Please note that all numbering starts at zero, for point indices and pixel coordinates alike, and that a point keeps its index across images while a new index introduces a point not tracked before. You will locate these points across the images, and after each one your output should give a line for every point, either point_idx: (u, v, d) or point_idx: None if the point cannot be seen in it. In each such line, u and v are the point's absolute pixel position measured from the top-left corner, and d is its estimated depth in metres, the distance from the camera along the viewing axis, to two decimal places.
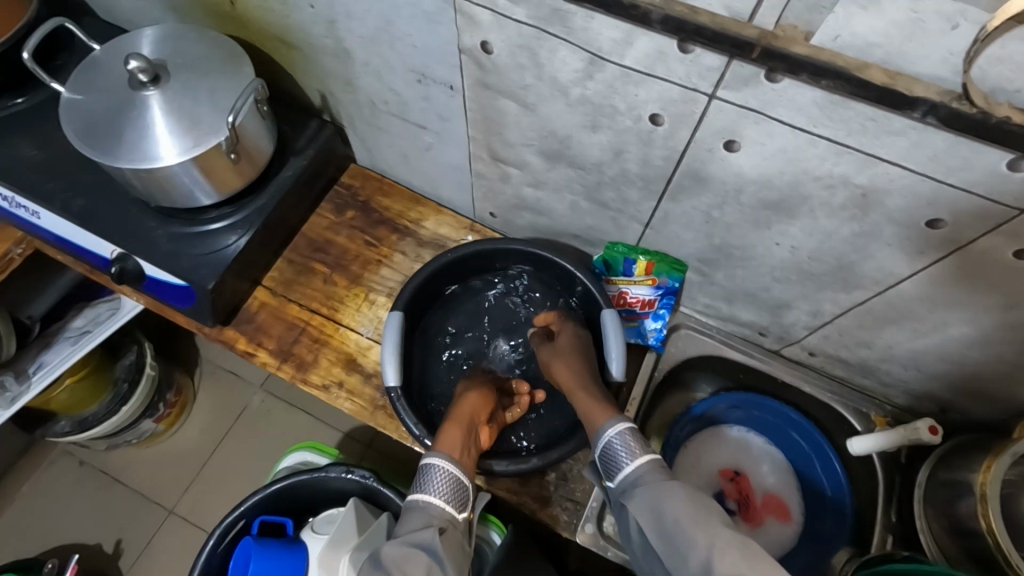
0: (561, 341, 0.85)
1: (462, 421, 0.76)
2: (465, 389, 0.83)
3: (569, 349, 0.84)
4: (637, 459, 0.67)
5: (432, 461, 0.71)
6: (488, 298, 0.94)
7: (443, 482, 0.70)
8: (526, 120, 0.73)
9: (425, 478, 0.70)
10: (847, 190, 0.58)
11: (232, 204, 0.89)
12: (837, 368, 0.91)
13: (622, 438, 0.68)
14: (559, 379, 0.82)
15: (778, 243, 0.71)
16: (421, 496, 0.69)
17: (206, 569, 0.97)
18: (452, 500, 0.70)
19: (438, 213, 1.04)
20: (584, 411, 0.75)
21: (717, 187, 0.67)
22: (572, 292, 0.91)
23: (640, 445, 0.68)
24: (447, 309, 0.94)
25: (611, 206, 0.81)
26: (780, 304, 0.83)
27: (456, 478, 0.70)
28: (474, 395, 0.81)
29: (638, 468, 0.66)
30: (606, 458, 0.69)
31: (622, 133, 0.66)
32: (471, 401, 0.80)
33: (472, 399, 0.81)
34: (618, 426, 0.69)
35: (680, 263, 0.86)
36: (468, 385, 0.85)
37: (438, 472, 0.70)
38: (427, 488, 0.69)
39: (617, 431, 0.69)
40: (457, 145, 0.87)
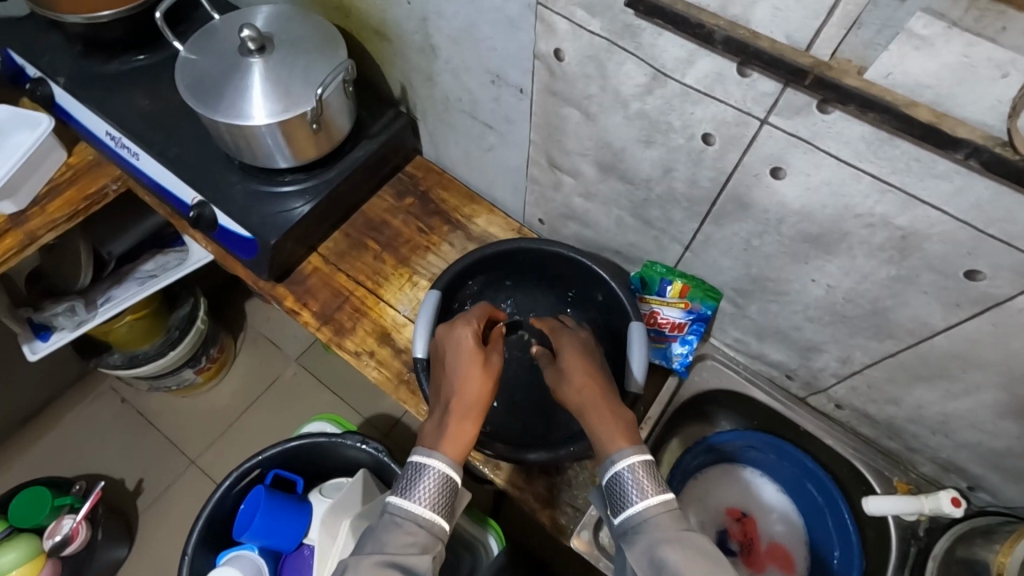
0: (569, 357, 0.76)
1: (471, 415, 0.68)
2: (466, 364, 0.71)
3: (580, 364, 0.74)
4: (648, 498, 0.60)
5: (431, 460, 0.64)
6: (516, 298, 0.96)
7: (433, 489, 0.63)
8: (586, 129, 0.77)
9: (413, 485, 0.64)
10: (888, 231, 0.59)
11: (305, 172, 0.98)
12: (863, 422, 0.89)
13: (634, 474, 0.62)
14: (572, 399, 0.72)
15: (814, 280, 0.71)
16: (406, 507, 0.62)
17: (217, 509, 1.00)
18: (446, 506, 0.64)
19: (489, 212, 1.09)
20: (591, 427, 0.68)
21: (759, 214, 0.68)
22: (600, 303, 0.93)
23: (653, 485, 0.61)
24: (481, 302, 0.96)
25: (654, 224, 0.84)
26: (811, 346, 0.83)
27: (447, 481, 0.64)
28: (475, 379, 0.69)
29: (646, 511, 0.60)
30: (612, 492, 0.63)
31: (674, 150, 0.69)
32: (475, 381, 0.70)
33: (477, 370, 0.70)
34: (631, 460, 0.62)
35: (715, 291, 0.87)
36: (461, 355, 0.71)
37: (433, 474, 0.64)
38: (413, 498, 0.63)
39: (628, 465, 0.62)
40: (518, 148, 0.92)
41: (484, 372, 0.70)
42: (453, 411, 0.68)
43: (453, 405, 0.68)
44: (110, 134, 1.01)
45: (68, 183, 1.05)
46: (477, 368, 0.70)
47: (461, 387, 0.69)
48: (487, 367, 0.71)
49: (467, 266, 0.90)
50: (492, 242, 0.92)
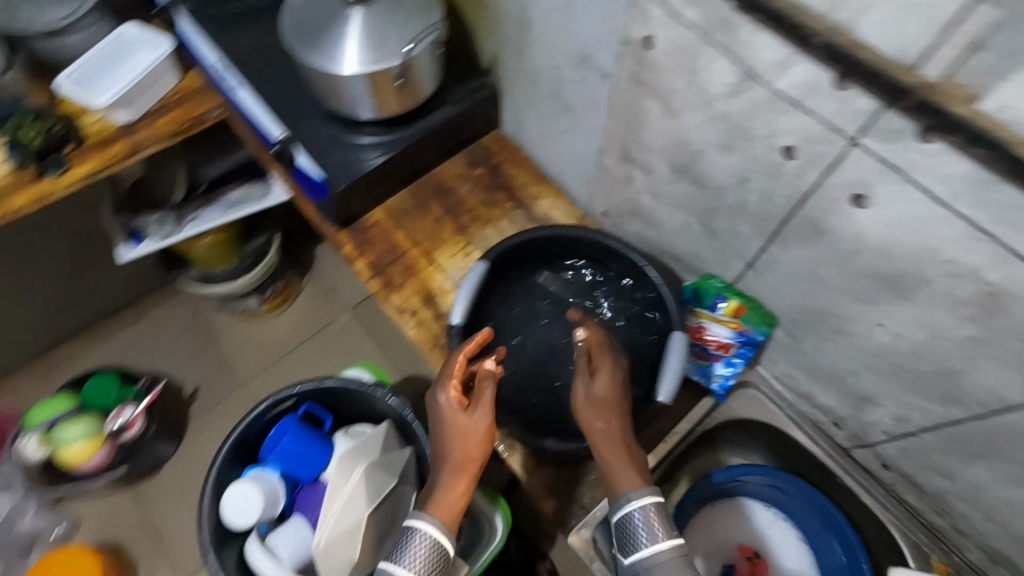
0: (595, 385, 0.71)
1: (465, 479, 0.68)
2: (455, 424, 0.69)
3: (608, 398, 0.70)
4: (658, 542, 0.61)
5: (421, 527, 0.64)
6: (559, 282, 0.93)
7: (422, 556, 0.63)
8: (664, 125, 0.74)
9: (401, 553, 0.64)
10: (974, 284, 0.53)
11: (384, 127, 1.01)
12: (908, 487, 0.82)
13: (645, 516, 0.62)
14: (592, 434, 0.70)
15: (880, 324, 0.66)
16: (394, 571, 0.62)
17: (250, 427, 1.07)
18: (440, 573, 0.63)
19: (556, 196, 1.08)
20: (610, 467, 0.67)
21: (832, 243, 0.63)
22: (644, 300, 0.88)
23: (663, 529, 0.62)
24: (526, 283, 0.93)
25: (719, 235, 0.80)
26: (865, 395, 0.77)
27: (437, 549, 0.64)
28: (468, 439, 0.69)
29: (657, 554, 0.60)
30: (622, 532, 0.63)
31: (751, 160, 0.65)
32: (467, 441, 0.69)
33: (465, 429, 0.69)
34: (644, 500, 0.63)
35: (772, 318, 0.83)
36: (449, 412, 0.70)
37: (421, 539, 0.64)
38: (401, 562, 0.62)
39: (641, 506, 0.62)
40: (593, 135, 0.90)
41: (473, 431, 0.69)
42: (447, 474, 0.68)
43: (447, 468, 0.68)
44: (216, 64, 1.07)
45: (175, 103, 1.13)
46: (463, 429, 0.69)
47: (453, 450, 0.69)
48: (475, 427, 0.69)
49: (511, 249, 0.88)
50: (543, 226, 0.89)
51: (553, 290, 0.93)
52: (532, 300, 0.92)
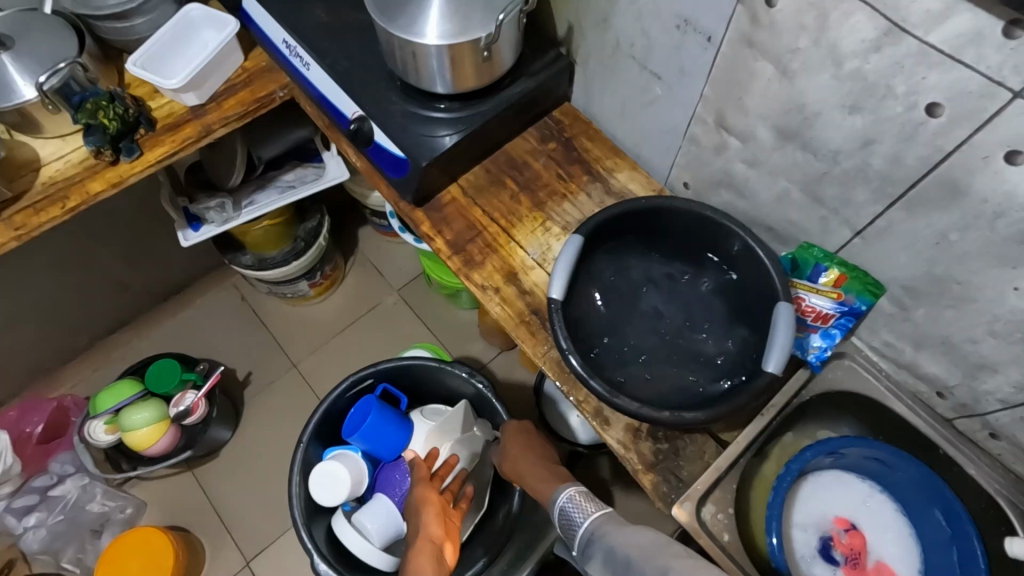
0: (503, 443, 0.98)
1: (427, 549, 0.82)
2: (416, 503, 0.92)
3: (518, 448, 0.95)
4: (590, 515, 0.75)
5: None
6: (655, 258, 0.91)
7: None
8: (776, 89, 0.72)
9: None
10: None
11: (460, 102, 0.99)
12: (1018, 456, 0.81)
13: (573, 498, 0.78)
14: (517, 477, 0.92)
15: (1016, 289, 0.64)
16: None
17: (331, 406, 1.07)
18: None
19: (632, 169, 1.05)
20: (539, 493, 0.85)
21: (971, 204, 0.61)
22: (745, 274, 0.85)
23: (590, 503, 0.77)
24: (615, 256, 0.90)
25: (827, 203, 0.77)
26: (981, 363, 0.75)
27: None
28: (427, 515, 0.88)
29: (593, 522, 0.73)
30: (565, 525, 0.77)
31: (883, 120, 0.63)
32: (427, 514, 0.89)
33: (419, 501, 0.91)
34: (567, 491, 0.79)
35: (877, 285, 0.80)
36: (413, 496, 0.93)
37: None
38: None
39: (567, 494, 0.79)
40: (683, 104, 0.88)
41: (427, 505, 0.90)
42: (409, 555, 0.82)
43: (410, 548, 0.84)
44: (286, 41, 1.06)
45: (243, 84, 1.12)
46: (422, 501, 0.92)
47: (420, 523, 0.88)
48: (431, 501, 0.91)
49: (610, 219, 0.86)
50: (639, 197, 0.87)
51: (648, 267, 0.90)
52: (622, 273, 0.89)
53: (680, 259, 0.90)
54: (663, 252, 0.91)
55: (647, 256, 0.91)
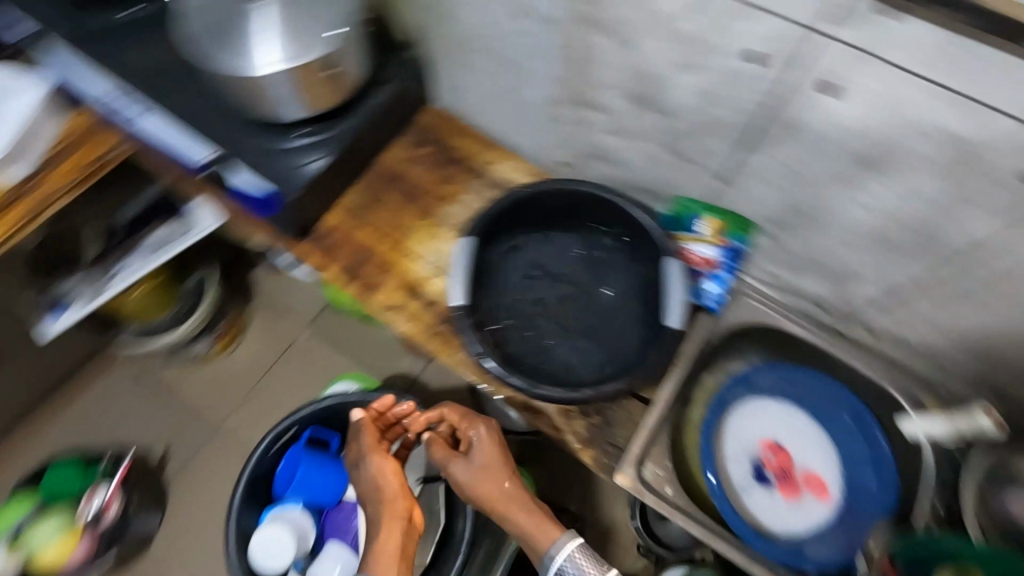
0: (473, 459, 0.84)
1: (397, 555, 0.79)
2: (371, 466, 0.86)
3: (490, 460, 0.84)
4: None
5: None
6: (548, 238, 0.91)
7: None
8: (620, 59, 0.74)
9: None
10: (949, 145, 0.57)
11: (318, 125, 0.93)
12: (896, 347, 0.91)
13: (575, 561, 0.75)
14: (489, 500, 0.82)
15: (860, 204, 0.70)
16: None
17: (256, 468, 1.00)
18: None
19: (509, 158, 1.07)
20: (523, 534, 0.79)
21: (808, 137, 0.66)
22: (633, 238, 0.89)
23: (592, 565, 0.75)
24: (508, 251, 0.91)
25: (690, 158, 0.82)
26: (850, 274, 0.82)
27: None
28: (387, 483, 0.84)
29: None
30: None
31: (719, 74, 0.66)
32: (387, 483, 0.84)
33: (373, 476, 0.85)
34: (568, 550, 0.76)
35: (748, 220, 0.87)
36: (364, 467, 0.86)
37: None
38: None
39: (570, 556, 0.75)
40: (541, 87, 0.89)
41: (385, 467, 0.85)
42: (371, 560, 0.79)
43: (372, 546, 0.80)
44: (109, 91, 0.98)
45: (71, 147, 0.99)
46: (378, 466, 0.85)
47: (380, 518, 0.82)
48: (386, 467, 0.85)
49: (498, 213, 0.86)
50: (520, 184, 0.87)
51: (542, 249, 0.91)
52: (519, 264, 0.90)
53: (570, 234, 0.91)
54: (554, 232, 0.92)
55: (539, 242, 0.91)
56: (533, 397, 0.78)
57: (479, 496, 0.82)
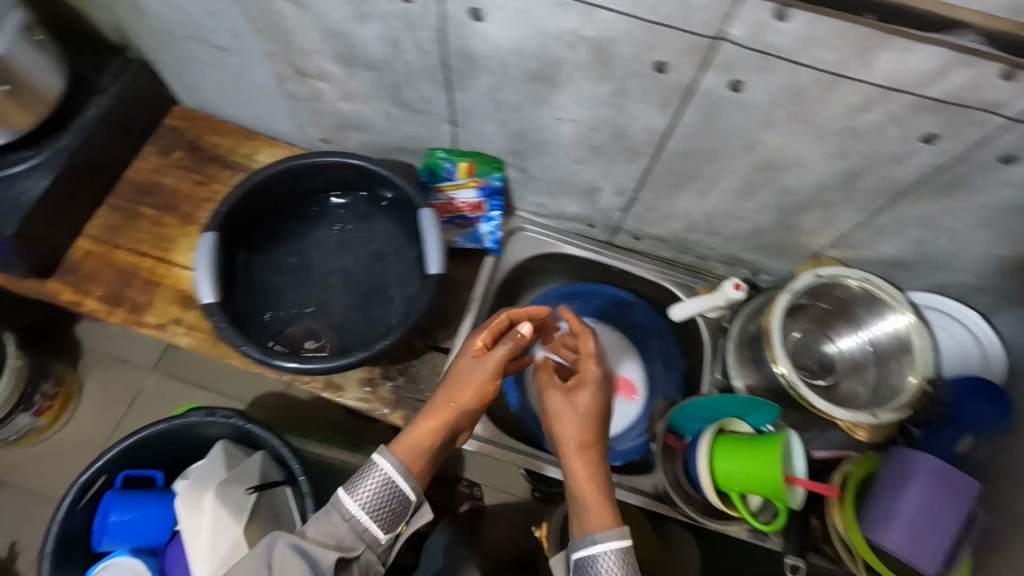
0: (584, 382, 0.65)
1: (439, 423, 0.67)
2: (449, 391, 0.68)
3: (575, 421, 0.63)
4: None
5: (382, 462, 0.63)
6: (314, 220, 0.90)
7: (376, 491, 0.63)
8: (305, 21, 0.73)
9: (358, 478, 0.63)
10: (585, 46, 0.61)
11: (29, 147, 0.85)
12: (659, 245, 0.98)
13: None
14: (571, 442, 0.63)
15: (560, 118, 0.74)
16: (342, 498, 0.62)
17: (64, 528, 0.92)
18: (383, 518, 0.63)
19: (270, 146, 1.04)
20: (581, 497, 0.61)
21: (486, 64, 0.69)
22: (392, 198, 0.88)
23: None
24: (272, 239, 0.88)
25: (416, 107, 0.83)
26: (590, 187, 0.88)
27: (391, 485, 0.63)
28: (431, 413, 0.67)
29: None
30: None
31: (387, 19, 0.67)
32: (442, 407, 0.68)
33: (461, 377, 0.68)
34: None
35: (498, 161, 0.90)
36: (465, 366, 0.69)
37: (381, 476, 0.63)
38: (350, 488, 0.62)
39: None
40: (259, 65, 0.86)
41: (471, 387, 0.68)
42: (421, 415, 0.68)
43: (432, 404, 0.68)
44: None
45: None
46: (447, 399, 0.68)
47: (424, 415, 0.68)
48: (470, 386, 0.68)
49: (242, 204, 0.83)
50: (260, 170, 0.84)
51: (310, 233, 0.89)
52: (287, 252, 0.88)
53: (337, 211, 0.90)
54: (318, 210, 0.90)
55: (308, 224, 0.90)
56: (306, 373, 0.76)
57: (555, 431, 0.64)
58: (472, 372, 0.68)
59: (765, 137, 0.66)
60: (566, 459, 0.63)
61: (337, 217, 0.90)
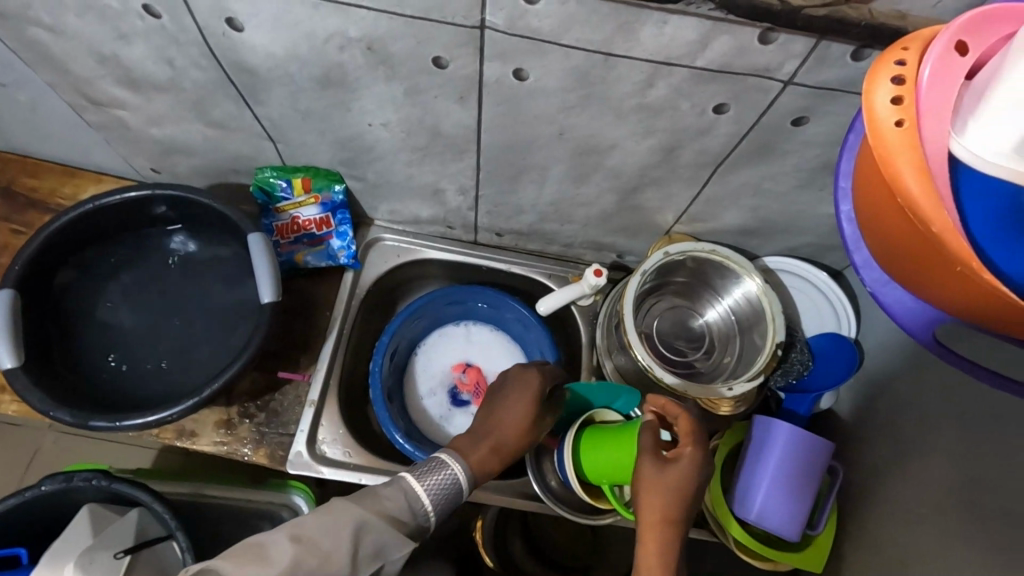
0: (683, 460, 0.59)
1: (500, 443, 0.68)
2: (523, 401, 0.71)
3: (661, 499, 0.58)
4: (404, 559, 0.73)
5: (450, 463, 0.63)
6: (134, 258, 0.80)
7: (439, 484, 0.61)
8: (69, 46, 0.66)
9: (427, 469, 0.62)
10: (357, 47, 0.57)
11: None
12: (523, 239, 0.95)
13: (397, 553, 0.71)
14: (652, 520, 0.58)
15: (371, 123, 0.70)
16: (412, 481, 0.60)
17: None
18: (444, 510, 0.61)
19: (97, 182, 0.96)
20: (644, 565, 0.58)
21: (270, 75, 0.64)
22: (219, 226, 0.80)
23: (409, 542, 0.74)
24: (85, 286, 0.78)
25: (227, 125, 0.77)
26: (433, 189, 0.84)
27: (457, 483, 0.63)
28: (512, 418, 0.70)
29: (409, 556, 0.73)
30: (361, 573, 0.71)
31: (149, 37, 0.61)
32: (517, 419, 0.70)
33: (524, 401, 0.71)
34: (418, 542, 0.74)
35: (335, 173, 0.85)
36: (531, 404, 0.71)
37: (447, 473, 0.62)
38: (420, 476, 0.61)
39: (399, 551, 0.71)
40: (50, 96, 0.79)
41: (530, 414, 0.70)
42: (481, 431, 0.69)
43: (499, 422, 0.69)
44: None
45: None
46: (526, 412, 0.70)
47: (510, 416, 0.70)
48: (530, 415, 0.71)
49: (38, 255, 0.73)
50: (57, 214, 0.74)
51: (132, 273, 0.80)
52: (107, 298, 0.78)
53: (161, 244, 0.81)
54: (137, 246, 0.81)
55: (128, 264, 0.80)
56: (136, 431, 0.69)
57: (640, 506, 0.59)
58: (530, 407, 0.71)
59: (570, 123, 0.64)
60: (648, 530, 0.59)
61: (160, 252, 0.81)
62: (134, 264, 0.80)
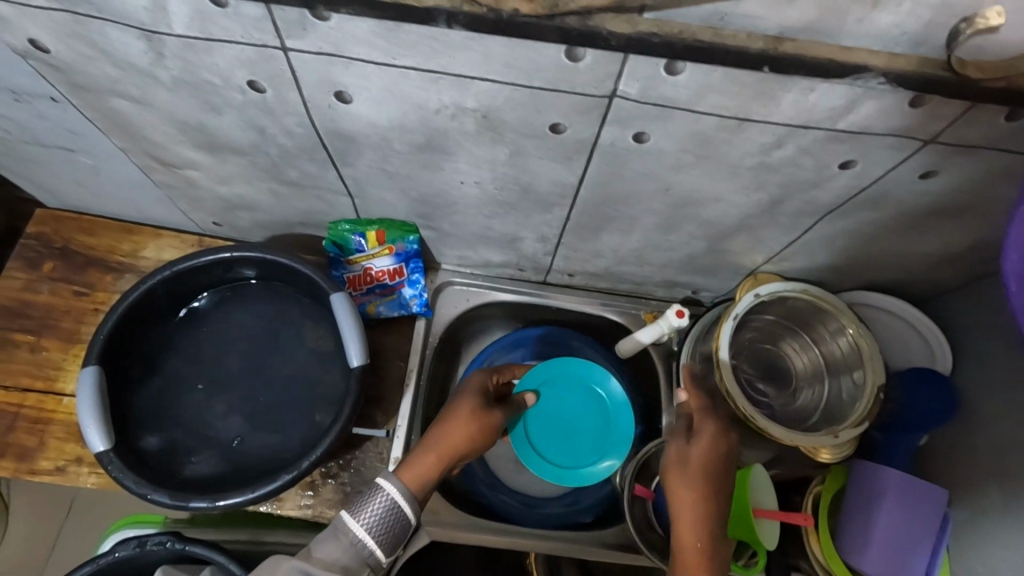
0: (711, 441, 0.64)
1: (445, 452, 0.64)
2: (457, 403, 0.68)
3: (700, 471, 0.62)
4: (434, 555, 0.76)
5: (387, 484, 0.61)
6: (211, 323, 0.78)
7: (380, 513, 0.60)
8: (152, 116, 0.64)
9: (361, 500, 0.60)
10: (469, 115, 0.55)
11: None
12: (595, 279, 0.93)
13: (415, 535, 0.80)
14: (692, 497, 0.61)
15: (463, 181, 0.68)
16: (347, 521, 0.59)
17: None
18: (387, 540, 0.60)
19: (156, 237, 0.92)
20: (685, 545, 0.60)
21: (366, 141, 0.61)
22: (299, 286, 0.78)
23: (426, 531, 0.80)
24: (165, 356, 0.76)
25: (303, 183, 0.74)
26: (511, 237, 0.82)
27: (395, 508, 0.60)
28: (455, 428, 0.66)
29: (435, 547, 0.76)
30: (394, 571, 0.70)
31: (243, 109, 0.59)
32: (457, 423, 0.66)
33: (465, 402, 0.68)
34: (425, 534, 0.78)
35: (410, 225, 0.82)
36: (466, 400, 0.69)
37: (385, 500, 0.60)
38: (355, 512, 0.59)
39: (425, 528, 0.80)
40: (117, 160, 0.76)
41: (473, 419, 0.67)
42: (422, 443, 0.65)
43: (432, 434, 0.66)
44: None
45: None
46: (469, 417, 0.67)
47: (443, 422, 0.66)
48: (479, 419, 0.67)
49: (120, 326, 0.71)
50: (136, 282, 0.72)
51: (210, 339, 0.78)
52: (186, 367, 0.76)
53: (237, 308, 0.79)
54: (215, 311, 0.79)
55: (205, 330, 0.78)
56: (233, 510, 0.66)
57: (679, 483, 0.62)
58: (476, 408, 0.68)
59: (679, 180, 0.61)
60: (686, 508, 0.61)
61: (237, 316, 0.79)
62: (211, 330, 0.78)
